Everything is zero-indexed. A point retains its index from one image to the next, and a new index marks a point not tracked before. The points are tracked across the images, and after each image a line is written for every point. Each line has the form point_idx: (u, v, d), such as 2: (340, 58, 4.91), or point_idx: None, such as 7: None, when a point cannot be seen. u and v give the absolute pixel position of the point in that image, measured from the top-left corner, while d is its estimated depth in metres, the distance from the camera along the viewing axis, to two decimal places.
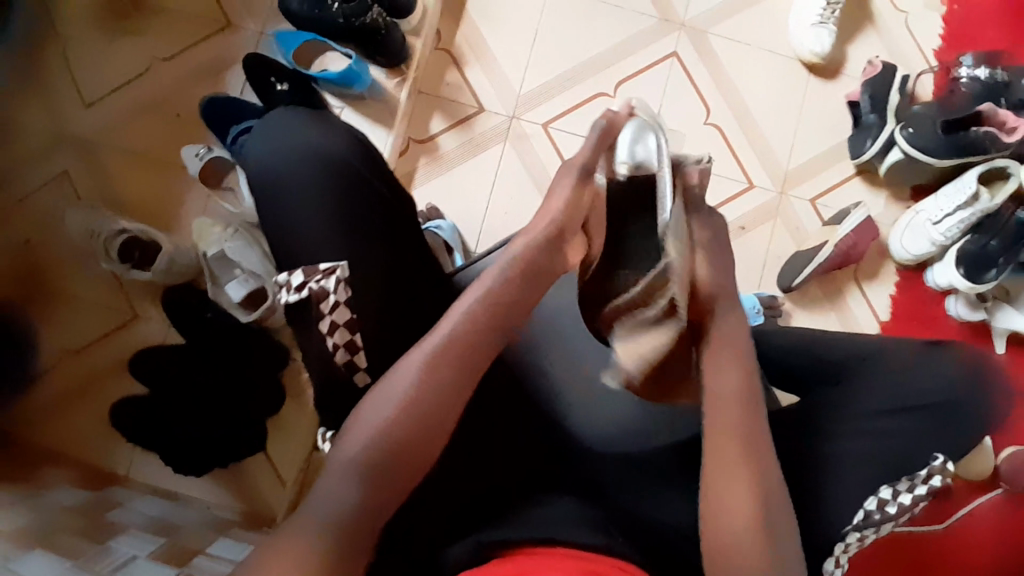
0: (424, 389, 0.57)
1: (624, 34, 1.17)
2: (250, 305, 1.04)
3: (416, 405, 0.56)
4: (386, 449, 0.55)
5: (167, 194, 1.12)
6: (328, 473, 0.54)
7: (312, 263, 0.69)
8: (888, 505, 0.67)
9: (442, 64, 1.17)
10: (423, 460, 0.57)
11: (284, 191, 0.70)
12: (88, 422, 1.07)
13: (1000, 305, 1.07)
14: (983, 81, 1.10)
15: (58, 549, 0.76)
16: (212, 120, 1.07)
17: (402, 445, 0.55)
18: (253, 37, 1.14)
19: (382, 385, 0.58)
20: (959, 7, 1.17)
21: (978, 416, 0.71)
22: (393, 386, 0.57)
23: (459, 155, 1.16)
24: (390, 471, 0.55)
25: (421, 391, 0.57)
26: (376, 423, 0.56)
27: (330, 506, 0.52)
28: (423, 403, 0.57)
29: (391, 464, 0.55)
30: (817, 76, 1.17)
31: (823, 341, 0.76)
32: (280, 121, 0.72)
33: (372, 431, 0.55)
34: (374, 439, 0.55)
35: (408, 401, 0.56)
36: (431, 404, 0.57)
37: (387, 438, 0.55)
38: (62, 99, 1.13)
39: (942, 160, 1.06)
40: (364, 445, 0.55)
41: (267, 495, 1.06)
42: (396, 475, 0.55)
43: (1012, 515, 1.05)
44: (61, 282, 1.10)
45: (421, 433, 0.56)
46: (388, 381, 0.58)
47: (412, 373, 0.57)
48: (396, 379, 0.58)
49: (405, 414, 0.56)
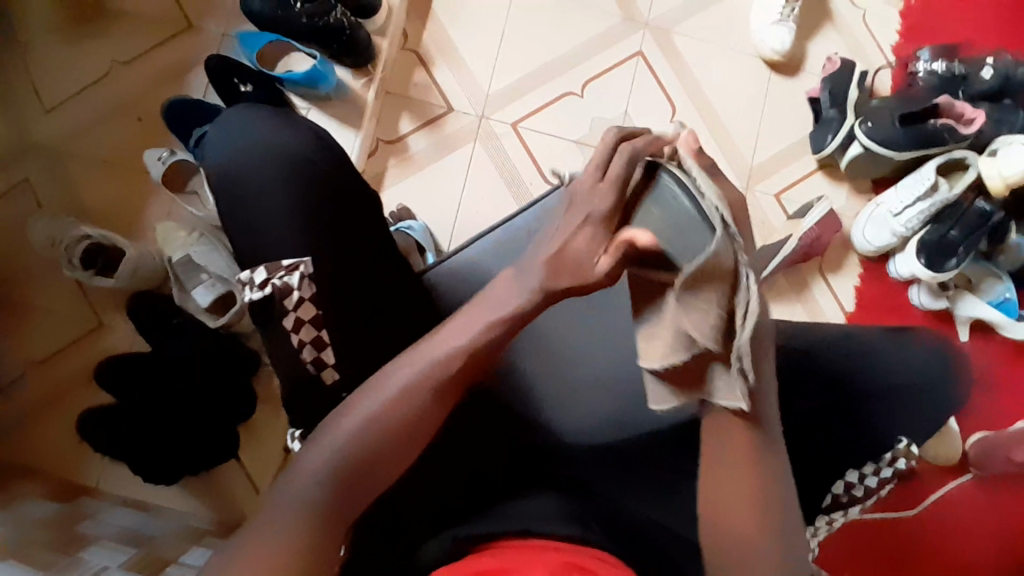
0: (412, 402, 0.55)
1: (591, 33, 1.19)
2: (218, 310, 1.03)
3: (399, 414, 0.55)
4: (362, 451, 0.54)
5: (129, 200, 1.10)
6: (298, 466, 0.54)
7: (276, 260, 0.68)
8: (854, 488, 0.72)
9: (409, 65, 1.17)
10: (391, 467, 0.56)
11: (245, 191, 0.69)
12: (53, 434, 1.04)
13: (963, 294, 1.10)
14: (941, 75, 1.13)
15: (27, 562, 0.74)
16: (173, 123, 1.05)
17: (376, 450, 0.54)
18: (216, 39, 1.13)
19: (372, 386, 0.56)
20: (916, 2, 1.20)
21: (946, 400, 0.72)
22: (380, 389, 0.55)
23: (429, 156, 1.15)
24: (358, 473, 0.54)
25: (407, 401, 0.55)
26: (359, 423, 0.54)
27: (300, 495, 0.52)
28: (406, 415, 0.55)
29: (359, 468, 0.54)
30: (779, 73, 1.19)
31: (803, 327, 0.73)
32: (240, 119, 0.71)
33: (353, 432, 0.54)
34: (350, 441, 0.54)
35: (390, 405, 0.55)
36: (412, 414, 0.55)
37: (364, 442, 0.54)
38: (20, 105, 1.10)
39: (900, 153, 1.08)
40: (338, 447, 0.54)
41: (242, 502, 1.05)
42: (361, 478, 0.54)
43: (982, 498, 1.07)
44: (23, 292, 1.07)
45: (394, 441, 0.55)
46: (373, 385, 0.56)
47: (403, 381, 0.55)
48: (387, 381, 0.56)
49: (388, 418, 0.55)
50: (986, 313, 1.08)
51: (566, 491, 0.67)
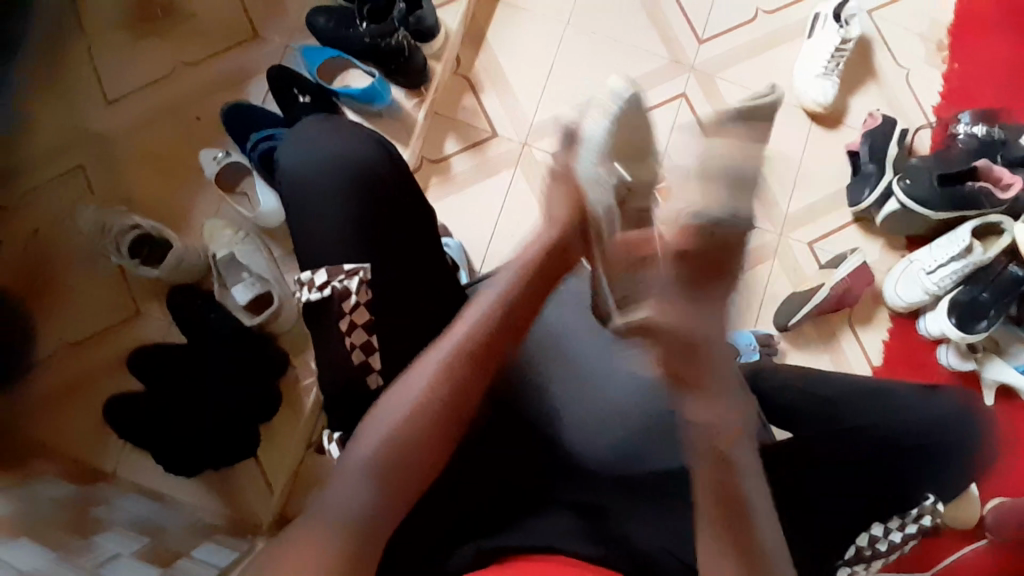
0: (432, 396, 0.60)
1: (637, 71, 1.22)
2: (253, 309, 1.06)
3: (425, 410, 0.60)
4: (399, 448, 0.58)
5: (179, 195, 1.14)
6: (338, 476, 0.56)
7: (335, 264, 0.70)
8: (879, 542, 0.69)
9: (459, 89, 1.21)
10: (428, 463, 0.59)
11: (308, 190, 0.71)
12: (80, 415, 1.06)
13: (990, 357, 1.10)
14: (980, 139, 1.14)
15: (43, 541, 0.75)
16: (230, 126, 1.10)
17: (411, 448, 0.58)
18: (278, 50, 1.18)
19: (397, 387, 0.61)
20: (959, 65, 1.22)
21: (963, 453, 0.72)
22: (403, 392, 0.60)
23: (471, 176, 1.18)
24: (397, 472, 0.57)
25: (429, 398, 0.60)
26: (390, 421, 0.59)
27: (344, 506, 0.54)
28: (429, 409, 0.60)
29: (398, 466, 0.57)
30: (820, 124, 1.21)
31: (816, 379, 0.78)
32: (309, 128, 0.75)
33: (385, 430, 0.58)
34: (386, 441, 0.58)
35: (417, 401, 0.60)
36: (440, 404, 0.60)
37: (399, 439, 0.58)
38: (85, 96, 1.15)
39: (938, 213, 1.09)
40: (377, 451, 0.57)
41: (255, 501, 1.06)
42: (402, 478, 0.57)
43: (999, 566, 1.05)
44: (66, 273, 1.10)
45: (428, 434, 0.59)
46: (397, 389, 0.61)
47: (426, 377, 0.61)
48: (411, 379, 0.61)
49: (415, 416, 0.59)
50: (1012, 377, 1.08)
51: (584, 512, 0.67)
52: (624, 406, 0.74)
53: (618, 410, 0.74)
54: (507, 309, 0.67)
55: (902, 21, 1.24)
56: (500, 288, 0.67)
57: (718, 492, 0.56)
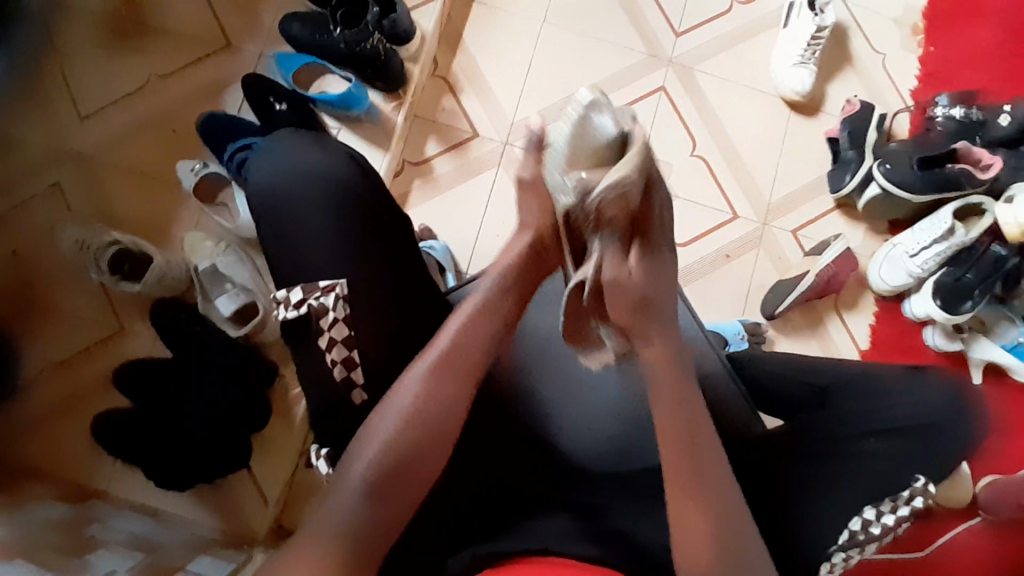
0: (428, 400, 0.60)
1: (616, 66, 1.22)
2: (238, 321, 1.05)
3: (421, 413, 0.59)
4: (398, 459, 0.58)
5: (159, 209, 1.12)
6: (338, 490, 0.57)
7: (312, 281, 0.70)
8: (872, 526, 0.67)
9: (438, 91, 1.20)
10: (427, 469, 0.59)
11: (281, 209, 0.71)
12: (68, 436, 1.05)
13: (977, 336, 1.10)
14: (959, 120, 1.15)
15: (36, 562, 0.74)
16: (207, 137, 1.09)
17: (411, 453, 0.58)
18: (254, 58, 1.17)
19: (389, 398, 0.60)
20: (935, 49, 1.23)
21: (959, 437, 0.72)
22: (398, 398, 0.60)
23: (454, 178, 1.18)
24: (398, 481, 0.57)
25: (424, 401, 0.60)
26: (385, 433, 0.58)
27: (347, 515, 0.55)
28: (425, 411, 0.60)
29: (399, 477, 0.57)
30: (799, 112, 1.22)
31: (810, 368, 0.79)
32: (280, 143, 0.74)
33: (381, 442, 0.58)
34: (383, 453, 0.57)
35: (415, 408, 0.59)
36: (435, 411, 0.60)
37: (396, 451, 0.58)
38: (57, 112, 1.14)
39: (918, 196, 1.10)
40: (374, 459, 0.57)
41: (250, 513, 1.05)
42: (405, 485, 0.58)
43: (993, 542, 1.06)
44: (47, 292, 1.09)
45: (427, 441, 0.59)
46: (391, 396, 0.60)
47: (416, 384, 0.60)
48: (400, 390, 0.60)
49: (411, 422, 0.59)
50: (1001, 356, 1.08)
51: (582, 514, 0.66)
52: (614, 402, 0.75)
53: (609, 406, 0.75)
54: (495, 306, 0.66)
55: (875, 7, 1.24)
56: (483, 292, 0.66)
57: (688, 470, 0.59)
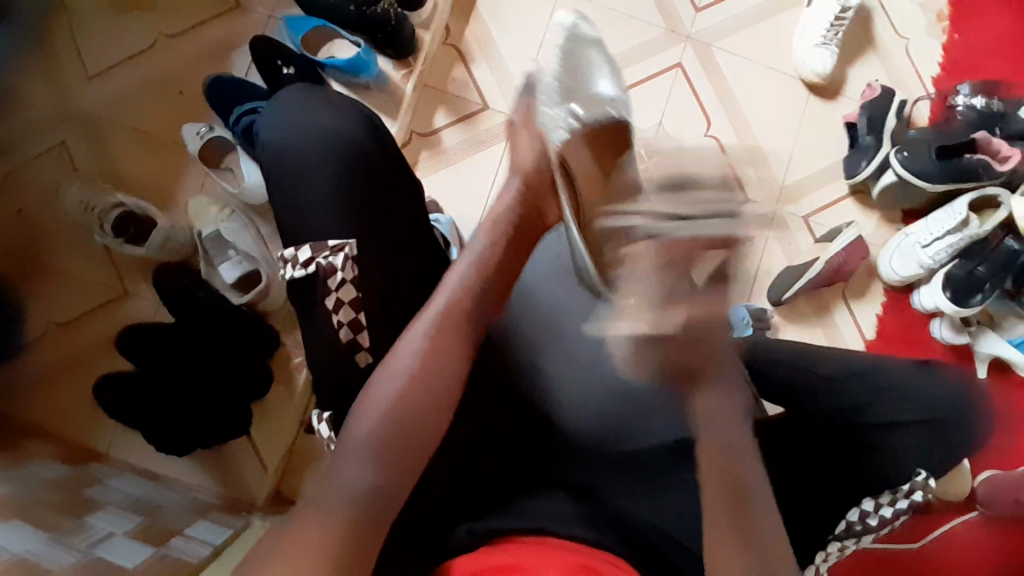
0: (427, 364, 0.60)
1: (632, 41, 1.19)
2: (242, 288, 1.05)
3: (423, 374, 0.60)
4: (394, 425, 0.57)
5: (163, 172, 1.11)
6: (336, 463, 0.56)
7: (321, 240, 0.68)
8: (870, 518, 0.68)
9: (448, 60, 1.17)
10: (427, 436, 0.59)
11: (296, 169, 0.70)
12: (71, 396, 1.05)
13: (985, 331, 1.09)
14: (979, 111, 1.12)
15: (36, 521, 0.75)
16: (213, 100, 1.07)
17: (413, 415, 0.58)
18: (262, 19, 1.14)
19: (386, 364, 0.60)
20: (959, 36, 1.19)
21: (962, 435, 0.72)
22: (400, 361, 0.60)
23: (462, 150, 1.16)
24: (400, 445, 0.57)
25: (425, 361, 0.60)
26: (385, 400, 0.58)
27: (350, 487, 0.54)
28: (428, 372, 0.60)
29: (401, 439, 0.57)
30: (818, 96, 1.19)
31: (814, 355, 0.76)
32: (294, 104, 0.73)
33: (382, 410, 0.58)
34: (384, 415, 0.57)
35: (418, 368, 0.60)
36: (434, 377, 0.60)
37: (395, 413, 0.57)
38: (63, 70, 1.12)
39: (935, 185, 1.08)
40: (376, 420, 0.57)
41: (249, 480, 1.06)
42: (406, 446, 0.57)
43: (987, 537, 1.06)
44: (48, 252, 1.08)
45: (429, 406, 0.59)
46: (391, 359, 0.61)
47: (418, 344, 0.61)
48: (398, 355, 0.61)
49: (414, 382, 0.59)
50: (1007, 352, 1.08)
51: (578, 495, 0.67)
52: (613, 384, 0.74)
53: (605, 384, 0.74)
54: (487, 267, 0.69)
55: None
56: (475, 253, 0.69)
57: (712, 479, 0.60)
